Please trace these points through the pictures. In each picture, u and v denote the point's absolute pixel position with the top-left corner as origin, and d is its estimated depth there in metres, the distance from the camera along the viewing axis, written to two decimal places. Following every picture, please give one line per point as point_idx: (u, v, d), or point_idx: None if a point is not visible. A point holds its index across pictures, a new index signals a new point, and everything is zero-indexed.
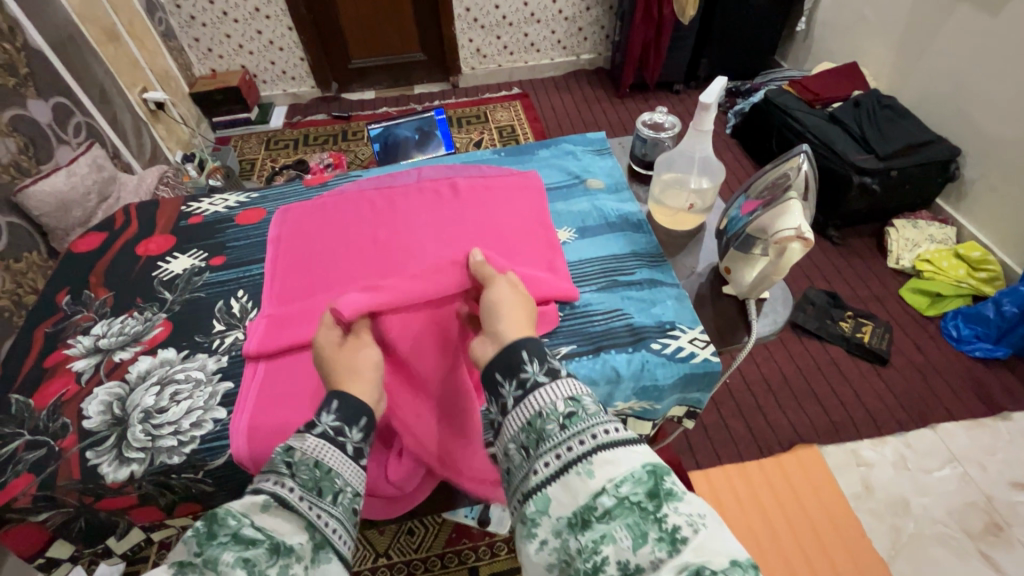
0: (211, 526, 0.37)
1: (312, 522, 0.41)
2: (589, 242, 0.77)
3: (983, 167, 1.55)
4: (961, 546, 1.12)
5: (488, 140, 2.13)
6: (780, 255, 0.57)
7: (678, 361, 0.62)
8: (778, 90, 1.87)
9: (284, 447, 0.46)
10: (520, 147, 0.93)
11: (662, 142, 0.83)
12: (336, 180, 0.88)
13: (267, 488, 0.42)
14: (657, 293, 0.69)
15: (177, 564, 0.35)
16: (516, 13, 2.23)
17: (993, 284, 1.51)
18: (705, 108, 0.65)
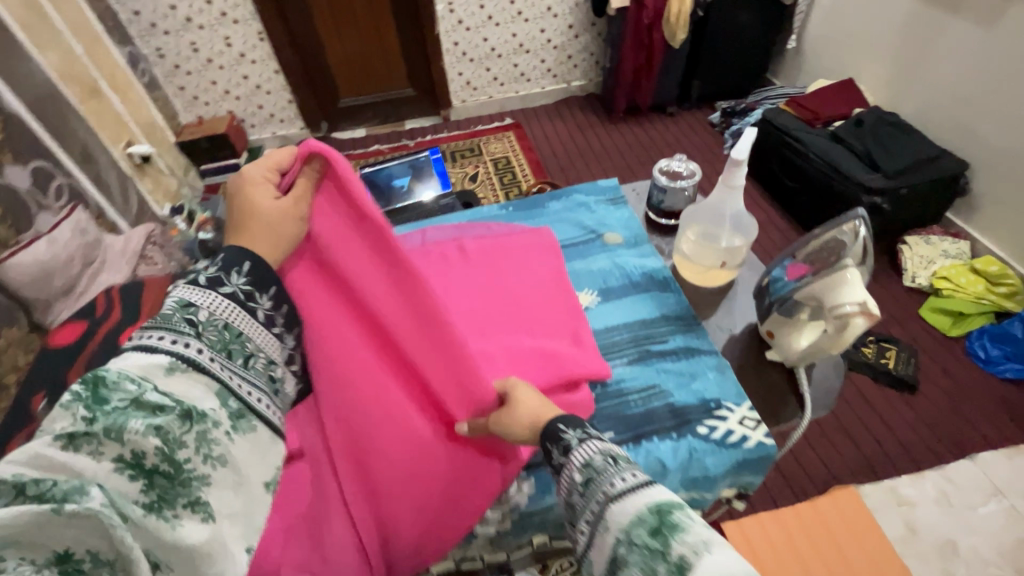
0: (104, 395, 0.38)
1: (225, 385, 0.45)
2: (614, 307, 0.71)
3: (992, 180, 1.51)
4: None
5: (483, 173, 2.09)
6: (841, 329, 0.51)
7: (728, 447, 0.56)
8: (776, 110, 1.84)
9: (183, 303, 0.46)
10: (529, 200, 0.88)
11: (682, 190, 0.78)
12: None
13: (166, 348, 0.43)
14: (697, 365, 0.63)
15: (67, 436, 0.35)
16: (504, 45, 2.22)
17: (1015, 300, 1.45)
18: (736, 164, 0.60)
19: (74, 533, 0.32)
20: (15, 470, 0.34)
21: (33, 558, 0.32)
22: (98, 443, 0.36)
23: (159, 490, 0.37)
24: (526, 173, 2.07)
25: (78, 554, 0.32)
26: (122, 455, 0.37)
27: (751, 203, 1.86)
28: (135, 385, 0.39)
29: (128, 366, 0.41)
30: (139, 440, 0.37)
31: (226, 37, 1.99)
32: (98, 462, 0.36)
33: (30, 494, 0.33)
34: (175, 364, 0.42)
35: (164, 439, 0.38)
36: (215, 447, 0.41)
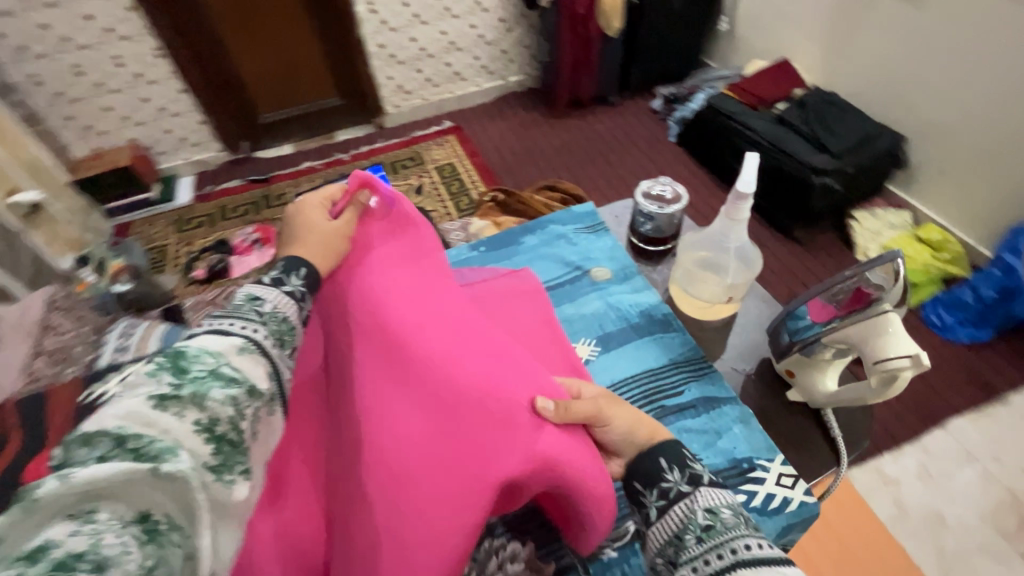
0: (185, 365, 0.36)
1: (277, 369, 0.42)
2: (617, 356, 0.64)
3: (930, 152, 1.54)
4: (1001, 551, 1.09)
5: (428, 184, 1.96)
6: (888, 384, 0.46)
7: (770, 514, 0.51)
8: (719, 95, 1.83)
9: (252, 296, 0.47)
10: (501, 235, 0.79)
11: (671, 215, 0.73)
12: None
13: (237, 332, 0.41)
14: (718, 418, 0.57)
15: (157, 395, 0.32)
16: (434, 44, 2.08)
17: (958, 263, 1.50)
18: (742, 197, 0.54)
19: (160, 496, 0.28)
20: (118, 423, 0.30)
21: (117, 518, 0.26)
22: (184, 406, 0.33)
23: (226, 458, 0.33)
24: (475, 180, 1.96)
25: (161, 519, 0.27)
26: (201, 421, 0.33)
27: (706, 191, 1.84)
28: (213, 360, 0.37)
29: (201, 343, 0.39)
30: (216, 407, 0.34)
31: (115, 57, 1.74)
32: (180, 423, 0.32)
33: (127, 448, 0.29)
34: (248, 344, 0.41)
35: (237, 411, 0.35)
36: (261, 426, 0.38)
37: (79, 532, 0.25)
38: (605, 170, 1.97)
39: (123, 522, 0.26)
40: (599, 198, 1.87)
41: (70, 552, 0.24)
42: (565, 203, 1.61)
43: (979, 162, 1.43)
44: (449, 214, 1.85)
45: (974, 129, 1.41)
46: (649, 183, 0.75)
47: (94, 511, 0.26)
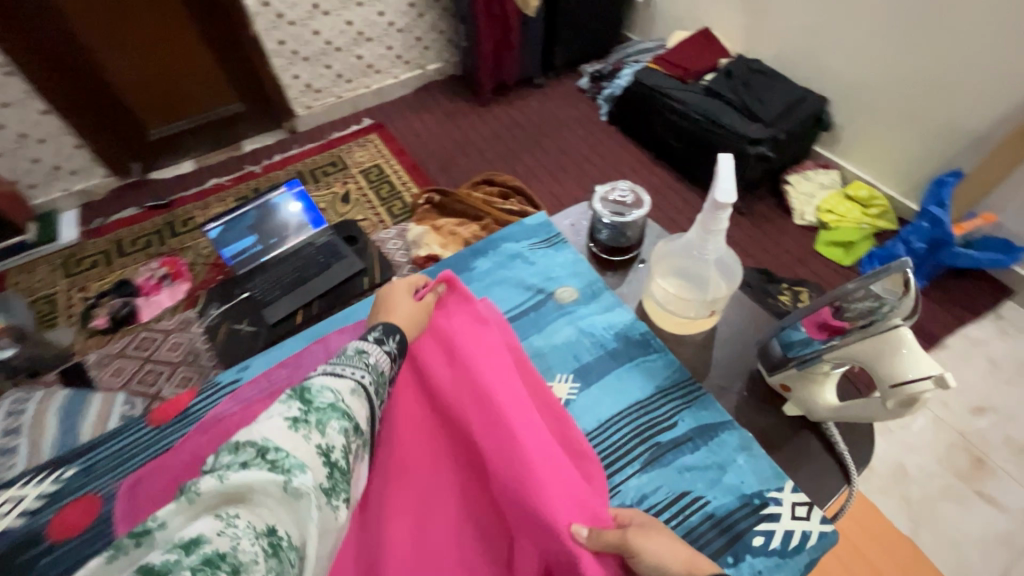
0: (310, 397, 0.46)
1: (375, 408, 0.52)
2: (599, 391, 0.61)
3: (850, 111, 1.57)
4: (959, 492, 1.14)
5: (355, 190, 1.80)
6: (905, 402, 0.44)
7: (794, 555, 0.48)
8: (645, 70, 1.79)
9: (360, 348, 0.55)
10: (453, 260, 0.76)
11: (632, 221, 0.71)
12: (196, 407, 0.69)
13: (349, 375, 0.50)
14: (721, 450, 0.55)
15: (292, 420, 0.44)
16: (341, 36, 1.87)
17: (885, 217, 1.56)
18: (720, 208, 0.51)
19: (284, 511, 0.39)
20: (264, 437, 0.41)
21: (253, 527, 0.38)
22: (309, 431, 0.44)
23: (333, 483, 0.43)
24: (406, 181, 1.82)
25: (283, 535, 0.38)
26: (321, 448, 0.44)
27: (645, 170, 1.81)
28: (332, 399, 0.47)
29: (323, 380, 0.49)
30: (331, 438, 0.45)
31: None
32: (306, 445, 0.43)
33: (267, 459, 0.40)
34: (355, 387, 0.50)
35: (346, 443, 0.46)
36: (357, 460, 0.48)
37: (223, 531, 0.36)
38: (541, 157, 1.89)
39: (255, 530, 0.38)
40: (539, 187, 1.79)
41: (215, 547, 0.35)
42: (504, 197, 1.52)
43: (900, 118, 1.46)
44: (381, 221, 1.71)
45: (895, 87, 1.44)
46: (605, 188, 0.73)
47: (236, 516, 0.38)
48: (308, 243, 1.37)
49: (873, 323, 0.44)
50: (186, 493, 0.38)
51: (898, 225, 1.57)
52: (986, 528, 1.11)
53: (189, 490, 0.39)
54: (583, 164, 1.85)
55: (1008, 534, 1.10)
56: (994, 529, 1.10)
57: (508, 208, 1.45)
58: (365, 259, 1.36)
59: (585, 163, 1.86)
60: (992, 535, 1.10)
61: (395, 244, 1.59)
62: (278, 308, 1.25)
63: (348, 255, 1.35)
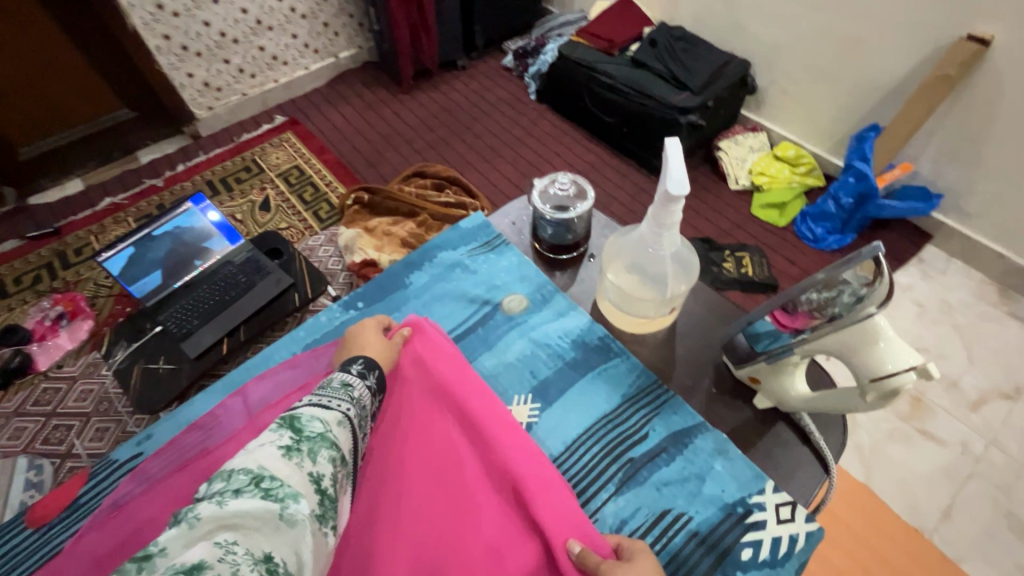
0: (301, 426, 0.45)
1: (357, 439, 0.51)
2: (562, 408, 0.63)
3: (771, 73, 1.59)
4: (904, 433, 1.18)
5: (275, 196, 1.65)
6: (879, 386, 0.47)
7: (784, 562, 0.52)
8: (570, 44, 1.73)
9: (345, 382, 0.54)
10: (386, 277, 0.76)
11: (574, 215, 0.72)
12: (87, 496, 0.61)
13: (333, 408, 0.50)
14: (697, 459, 0.59)
15: (285, 449, 0.43)
16: (237, 26, 1.66)
17: (814, 175, 1.60)
18: (674, 200, 0.51)
19: (278, 540, 0.37)
20: (259, 465, 0.40)
21: (251, 554, 0.36)
22: (303, 458, 0.43)
23: (324, 511, 0.42)
24: (330, 182, 1.69)
25: (280, 562, 0.37)
26: (313, 476, 0.43)
27: (582, 149, 1.77)
28: (322, 429, 0.46)
29: (311, 410, 0.48)
30: (321, 466, 0.44)
31: None
32: (299, 472, 0.42)
33: (261, 486, 0.39)
34: (343, 417, 0.49)
35: (335, 472, 0.45)
36: (343, 490, 0.47)
37: (223, 557, 0.35)
38: (473, 144, 1.80)
39: (253, 556, 0.36)
40: (474, 176, 1.71)
41: (217, 572, 0.33)
42: (439, 188, 1.44)
43: (820, 78, 1.48)
44: (308, 228, 1.57)
45: (812, 47, 1.45)
46: (546, 181, 0.74)
47: (235, 542, 0.36)
48: (226, 262, 1.21)
49: (845, 316, 0.47)
50: (183, 519, 0.36)
51: (825, 181, 1.61)
52: (930, 462, 1.14)
53: (183, 516, 0.37)
54: (518, 147, 1.78)
55: (950, 466, 1.13)
56: (937, 464, 1.14)
57: (443, 201, 1.38)
58: (293, 274, 1.24)
59: (519, 146, 1.79)
60: (936, 470, 1.13)
61: (325, 251, 1.48)
62: (200, 339, 1.12)
63: (273, 270, 1.21)
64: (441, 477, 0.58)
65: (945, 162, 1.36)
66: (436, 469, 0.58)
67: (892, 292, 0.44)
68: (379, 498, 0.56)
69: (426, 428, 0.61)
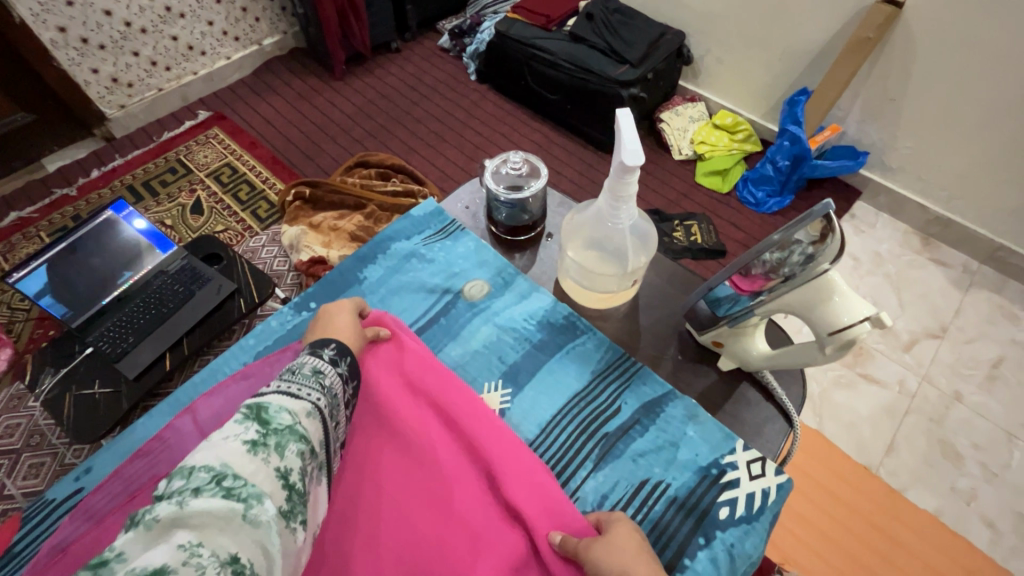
0: (268, 417, 0.43)
1: (330, 428, 0.49)
2: (533, 392, 0.63)
3: (705, 43, 1.62)
4: (849, 379, 1.26)
5: (206, 196, 1.54)
6: (840, 335, 0.49)
7: (758, 516, 0.54)
8: (506, 20, 1.70)
9: (316, 367, 0.51)
10: (344, 266, 0.72)
11: (529, 195, 0.71)
12: (23, 543, 0.56)
13: (304, 397, 0.47)
14: (670, 426, 0.60)
15: (251, 444, 0.40)
16: (143, 14, 1.52)
17: (751, 141, 1.65)
18: (631, 170, 0.50)
19: (241, 541, 0.35)
20: (222, 462, 0.38)
21: (216, 556, 0.34)
22: (269, 454, 0.41)
23: (292, 506, 0.41)
24: (267, 178, 1.59)
25: (247, 564, 0.35)
26: (281, 472, 0.41)
27: (527, 128, 1.75)
28: (291, 421, 0.44)
29: (279, 400, 0.45)
30: (289, 461, 0.42)
31: None
32: (266, 466, 0.40)
33: (224, 485, 0.37)
34: (313, 407, 0.47)
35: (304, 465, 0.43)
36: (314, 484, 0.45)
37: (187, 561, 0.33)
38: (416, 129, 1.75)
39: (219, 559, 0.34)
40: (420, 162, 1.66)
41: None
42: (384, 177, 1.38)
43: (751, 45, 1.52)
44: (247, 228, 1.48)
45: (741, 15, 1.48)
46: (497, 161, 0.72)
47: (199, 544, 0.34)
48: (159, 272, 1.13)
49: (800, 275, 0.49)
50: (140, 522, 0.35)
51: (762, 146, 1.66)
52: (873, 403, 1.22)
53: (141, 519, 0.35)
54: (461, 131, 1.74)
55: (891, 405, 1.22)
56: (880, 404, 1.22)
57: (390, 189, 1.33)
58: (235, 279, 1.16)
59: (464, 129, 1.75)
60: (879, 408, 1.22)
61: (269, 252, 1.41)
62: (138, 358, 1.04)
63: (213, 276, 1.14)
64: (421, 470, 0.57)
65: (869, 122, 1.43)
66: (409, 471, 0.57)
67: (843, 248, 0.45)
68: (357, 502, 0.54)
69: (397, 428, 0.59)
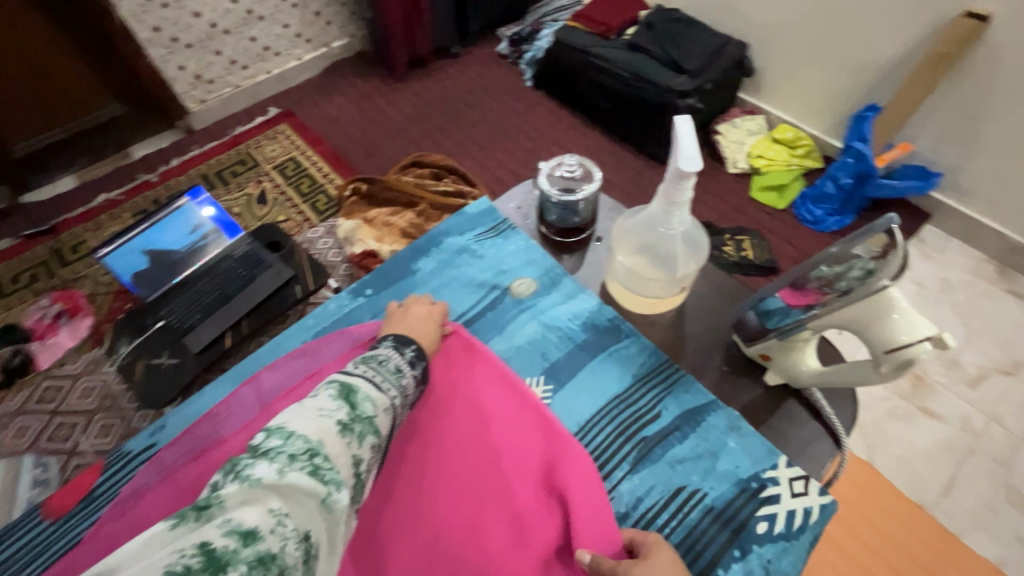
0: (356, 404, 0.47)
1: (395, 426, 0.52)
2: (574, 390, 0.64)
3: (768, 55, 1.58)
4: (906, 412, 1.19)
5: (271, 188, 1.63)
6: (899, 353, 0.47)
7: (798, 535, 0.53)
8: (565, 28, 1.71)
9: (395, 364, 0.55)
10: (406, 260, 0.76)
11: (581, 196, 0.72)
12: (102, 485, 0.61)
13: (382, 391, 0.51)
14: (710, 435, 0.59)
15: (341, 426, 0.44)
16: (227, 16, 1.63)
17: (812, 157, 1.59)
18: (687, 175, 0.51)
19: (315, 523, 0.39)
20: (317, 439, 0.42)
21: (297, 529, 0.37)
22: (352, 440, 0.44)
23: (358, 495, 0.44)
24: (328, 174, 1.67)
25: (315, 543, 0.38)
26: (356, 460, 0.44)
27: (579, 135, 1.76)
28: (372, 412, 0.47)
29: (365, 387, 0.49)
30: (363, 451, 0.45)
31: None
32: (346, 454, 0.43)
33: (314, 463, 0.40)
34: (391, 403, 0.50)
35: (373, 457, 0.46)
36: (376, 476, 0.49)
37: (274, 529, 0.36)
38: (470, 132, 1.79)
39: (297, 533, 0.37)
40: (472, 164, 1.70)
41: (268, 545, 0.36)
42: (437, 177, 1.42)
43: (820, 58, 1.47)
44: (306, 220, 1.56)
45: (808, 28, 1.44)
46: (552, 164, 0.74)
47: (286, 514, 0.37)
48: (226, 255, 1.20)
49: (858, 289, 0.48)
50: (244, 476, 0.38)
51: (823, 162, 1.60)
52: (932, 439, 1.15)
53: (245, 472, 0.39)
54: (514, 135, 1.77)
55: (951, 443, 1.15)
56: (940, 440, 1.15)
57: (442, 189, 1.37)
58: (294, 266, 1.23)
59: (517, 134, 1.77)
60: (936, 445, 1.15)
61: (324, 243, 1.47)
62: (202, 333, 1.11)
63: (273, 263, 1.21)
64: (470, 454, 0.59)
65: (944, 142, 1.36)
66: (458, 453, 0.59)
67: (905, 264, 0.44)
68: (408, 476, 0.58)
69: (447, 412, 0.61)
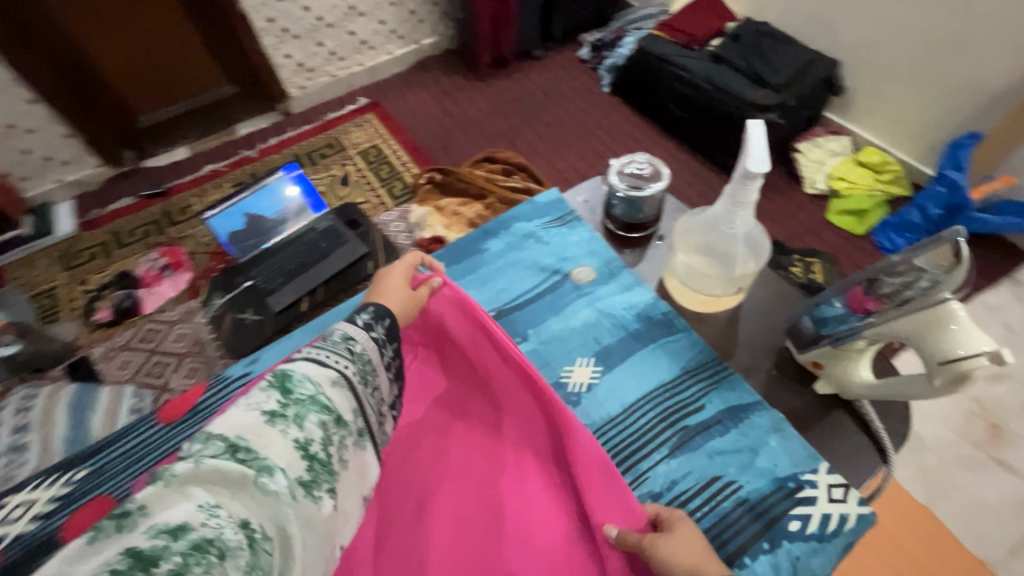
0: (290, 388, 0.45)
1: (359, 402, 0.51)
2: (621, 373, 0.66)
3: (861, 74, 1.52)
4: (977, 461, 1.11)
5: (354, 171, 1.75)
6: (954, 365, 0.46)
7: (831, 538, 0.54)
8: (649, 36, 1.72)
9: (345, 336, 0.54)
10: (464, 246, 0.80)
11: (648, 193, 0.75)
12: (207, 401, 0.73)
13: (330, 367, 0.50)
14: (753, 432, 0.60)
15: (269, 415, 0.42)
16: (333, 11, 1.77)
17: (899, 182, 1.51)
18: (753, 175, 0.52)
19: (258, 508, 0.38)
20: (235, 434, 0.40)
21: (233, 518, 0.37)
22: (286, 425, 0.43)
23: (314, 475, 0.43)
24: (405, 162, 1.77)
25: (258, 528, 0.37)
26: (298, 442, 0.43)
27: (651, 144, 1.75)
28: (312, 392, 0.46)
29: (301, 371, 0.48)
30: (308, 431, 0.44)
31: None
32: (284, 438, 0.42)
33: (238, 454, 0.39)
34: (336, 377, 0.49)
35: (325, 435, 0.45)
36: (348, 453, 0.48)
37: (207, 521, 0.35)
38: (543, 133, 1.83)
39: (234, 521, 0.36)
40: (542, 164, 1.74)
41: (201, 534, 0.34)
42: (507, 173, 1.48)
43: (918, 80, 1.40)
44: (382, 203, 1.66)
45: (908, 48, 1.38)
46: (623, 161, 0.77)
47: (216, 506, 0.37)
48: (310, 228, 1.32)
49: (918, 299, 0.48)
50: (160, 478, 0.37)
51: (911, 190, 1.52)
52: (1003, 493, 1.08)
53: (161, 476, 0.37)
54: (586, 139, 1.80)
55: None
56: (1012, 496, 1.07)
57: (511, 185, 1.42)
58: (368, 243, 1.32)
59: (589, 139, 1.80)
60: (1007, 500, 1.07)
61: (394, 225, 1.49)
62: (283, 295, 1.22)
63: (349, 239, 1.31)
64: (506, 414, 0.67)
65: None
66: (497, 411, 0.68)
67: (968, 277, 0.45)
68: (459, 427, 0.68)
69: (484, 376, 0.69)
